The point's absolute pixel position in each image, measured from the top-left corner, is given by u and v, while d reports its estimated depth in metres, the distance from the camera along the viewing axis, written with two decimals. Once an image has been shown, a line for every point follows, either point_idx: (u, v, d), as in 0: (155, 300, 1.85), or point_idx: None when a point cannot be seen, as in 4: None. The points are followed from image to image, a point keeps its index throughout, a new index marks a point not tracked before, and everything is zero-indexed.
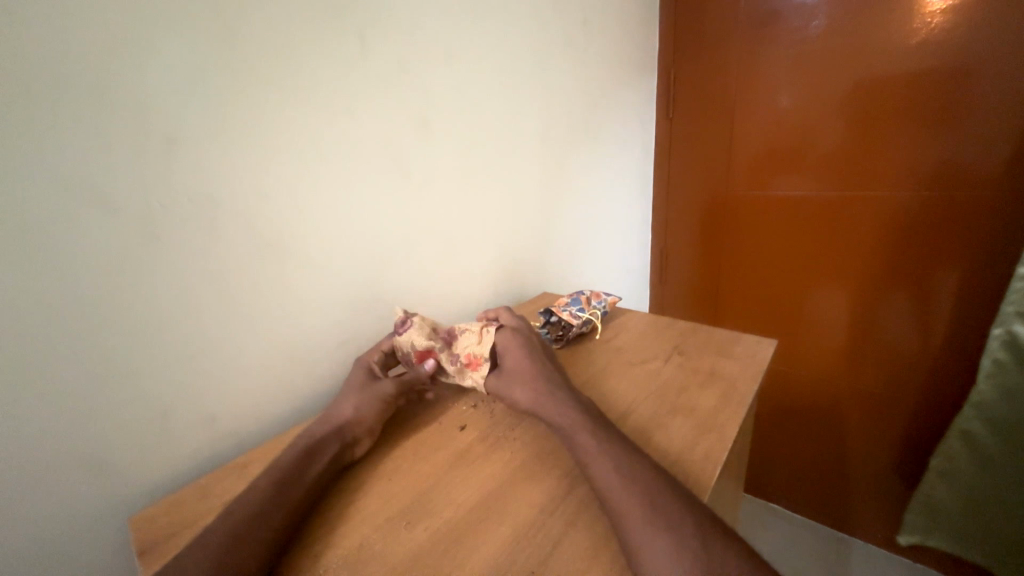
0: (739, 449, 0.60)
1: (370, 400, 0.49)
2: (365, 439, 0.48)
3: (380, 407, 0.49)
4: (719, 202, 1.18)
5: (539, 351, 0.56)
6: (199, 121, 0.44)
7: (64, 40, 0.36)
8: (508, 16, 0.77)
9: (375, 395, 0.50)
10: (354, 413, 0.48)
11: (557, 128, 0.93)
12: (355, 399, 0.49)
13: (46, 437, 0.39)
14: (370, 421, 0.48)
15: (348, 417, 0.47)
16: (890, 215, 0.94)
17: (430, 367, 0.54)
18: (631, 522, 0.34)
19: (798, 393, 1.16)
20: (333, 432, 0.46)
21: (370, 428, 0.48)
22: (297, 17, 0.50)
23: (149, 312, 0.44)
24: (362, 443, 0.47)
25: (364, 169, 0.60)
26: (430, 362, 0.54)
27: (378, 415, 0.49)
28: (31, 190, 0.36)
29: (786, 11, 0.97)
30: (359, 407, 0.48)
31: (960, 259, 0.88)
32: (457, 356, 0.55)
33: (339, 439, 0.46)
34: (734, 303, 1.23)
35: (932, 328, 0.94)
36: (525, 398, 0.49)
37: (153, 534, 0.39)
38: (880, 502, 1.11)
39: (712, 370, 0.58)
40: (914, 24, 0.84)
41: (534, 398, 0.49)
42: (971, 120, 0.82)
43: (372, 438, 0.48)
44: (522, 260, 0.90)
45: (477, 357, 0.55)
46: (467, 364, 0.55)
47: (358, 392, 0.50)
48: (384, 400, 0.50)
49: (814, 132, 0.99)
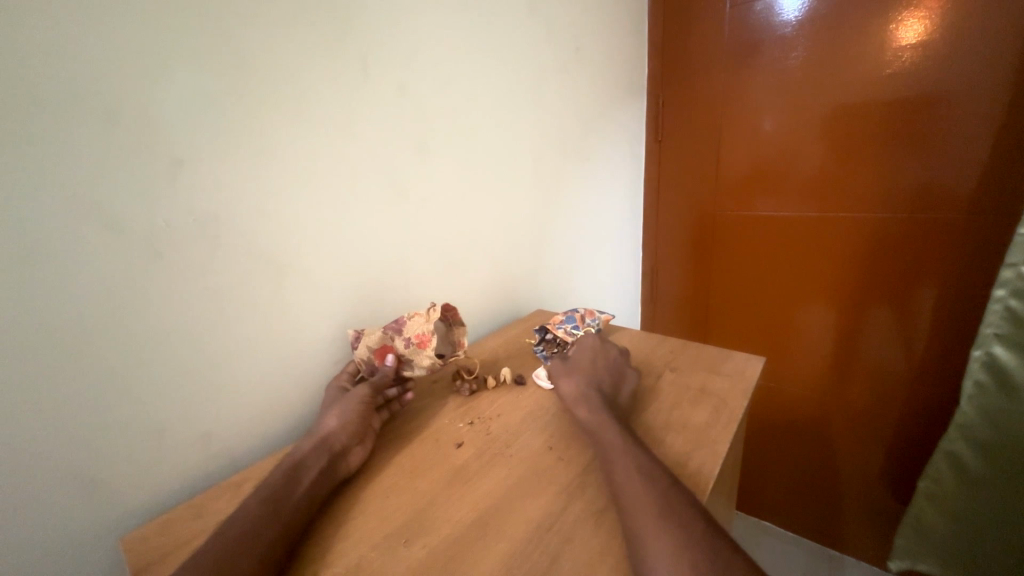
0: (731, 463, 0.60)
1: (349, 408, 0.50)
2: (355, 449, 0.48)
3: (360, 414, 0.50)
4: (708, 221, 1.21)
5: (611, 360, 0.63)
6: (201, 140, 0.46)
7: (72, 63, 0.38)
8: (504, 47, 0.80)
9: (354, 402, 0.51)
10: (337, 423, 0.48)
11: (550, 148, 0.95)
12: (334, 410, 0.50)
13: (39, 461, 0.39)
14: (354, 429, 0.49)
15: (331, 428, 0.48)
16: (872, 234, 0.97)
17: (392, 361, 0.57)
18: None
19: (791, 410, 1.17)
20: (317, 444, 0.46)
21: (355, 435, 0.48)
22: (297, 38, 0.52)
23: (149, 329, 0.44)
24: (351, 454, 0.47)
25: (363, 189, 0.61)
26: (390, 356, 0.57)
27: (360, 421, 0.50)
28: (41, 211, 0.37)
29: (768, 41, 1.02)
30: (339, 415, 0.49)
31: (940, 275, 0.91)
32: (408, 340, 0.58)
33: (326, 450, 0.46)
34: (724, 319, 1.24)
35: (916, 343, 0.96)
36: (568, 387, 0.57)
37: (150, 553, 0.39)
38: (871, 519, 1.11)
39: (702, 387, 0.59)
40: (889, 56, 0.89)
41: (575, 388, 0.56)
42: (943, 144, 0.87)
43: (362, 448, 0.48)
44: (515, 276, 0.91)
45: (426, 334, 0.57)
46: (419, 345, 0.57)
47: (338, 404, 0.51)
48: (362, 405, 0.51)
49: (797, 155, 1.03)
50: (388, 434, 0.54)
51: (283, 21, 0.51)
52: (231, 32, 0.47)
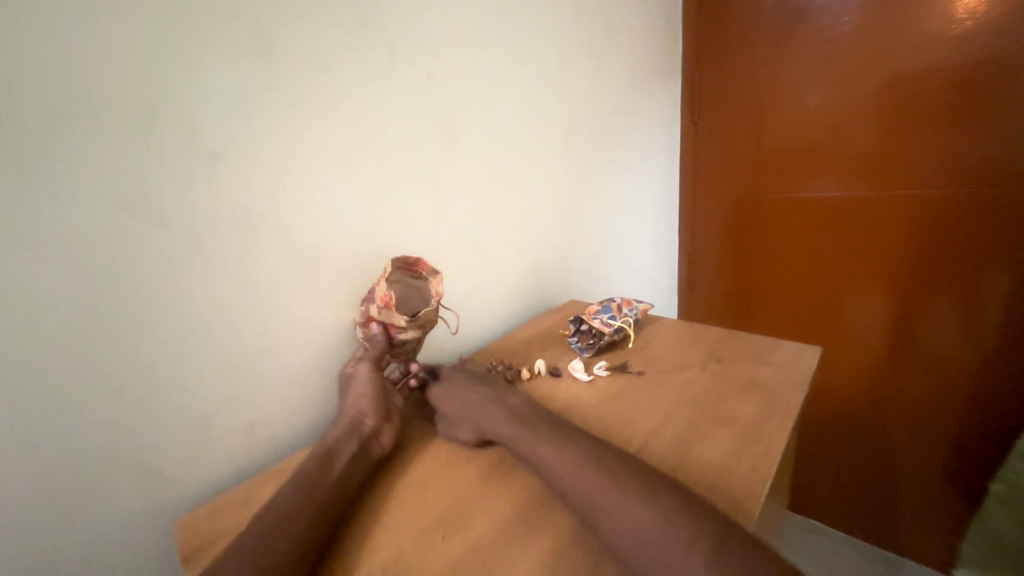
0: (784, 462, 0.56)
1: (365, 392, 0.50)
2: (385, 429, 0.48)
3: (379, 395, 0.50)
4: (749, 204, 1.14)
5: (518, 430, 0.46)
6: (237, 137, 0.46)
7: (111, 68, 0.39)
8: (535, 32, 0.78)
9: (366, 385, 0.51)
10: (357, 409, 0.48)
11: (581, 135, 0.92)
12: (351, 397, 0.50)
13: (95, 447, 0.41)
14: (378, 410, 0.48)
15: (354, 414, 0.48)
16: (934, 215, 0.89)
17: (377, 329, 0.54)
18: (662, 539, 0.33)
19: (842, 403, 1.10)
20: (345, 432, 0.46)
21: (380, 415, 0.48)
22: (326, 31, 0.52)
23: (197, 325, 0.46)
24: (384, 433, 0.48)
25: (391, 180, 0.60)
26: (371, 325, 0.55)
27: (381, 400, 0.49)
28: (92, 211, 0.39)
29: (816, 9, 0.95)
30: (358, 401, 0.49)
31: (1013, 257, 0.83)
32: (377, 304, 0.54)
33: (356, 435, 0.46)
34: (766, 309, 1.18)
35: (985, 331, 0.88)
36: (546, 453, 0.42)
37: (199, 539, 0.40)
38: (934, 520, 1.03)
39: (751, 380, 0.56)
40: (951, 17, 0.82)
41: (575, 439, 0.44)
42: (1017, 113, 0.79)
43: (391, 426, 0.48)
44: (547, 268, 0.89)
45: (387, 294, 0.54)
46: (387, 305, 0.54)
47: (352, 391, 0.51)
48: (377, 387, 0.51)
49: (847, 130, 0.96)
50: (411, 422, 0.55)
51: (312, 16, 0.51)
52: (263, 27, 0.47)
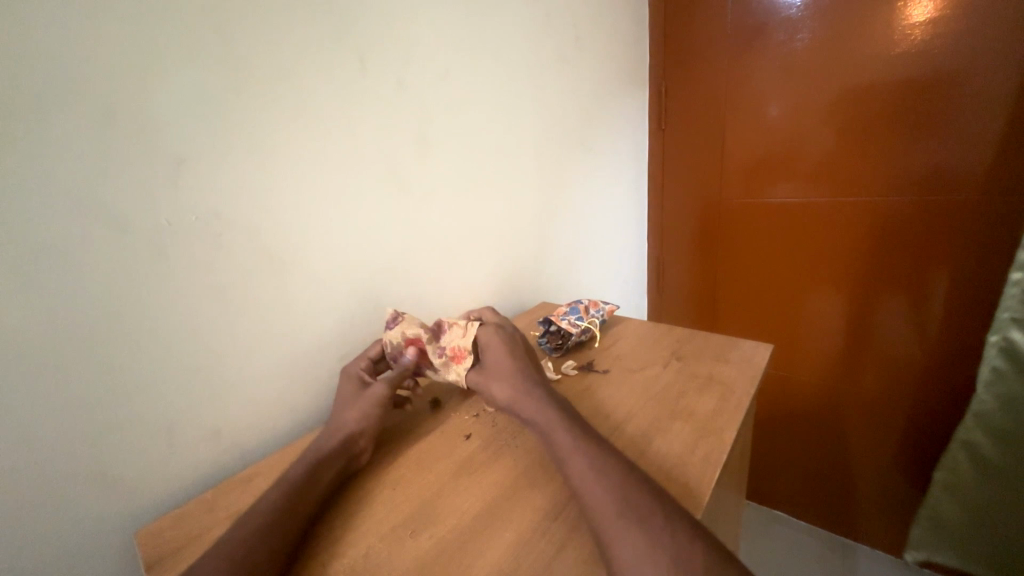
0: (740, 453, 0.60)
1: (368, 409, 0.49)
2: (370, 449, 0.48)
3: (379, 415, 0.50)
4: (716, 209, 1.19)
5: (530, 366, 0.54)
6: (202, 140, 0.46)
7: (65, 69, 0.38)
8: (504, 39, 0.80)
9: (374, 403, 0.50)
10: (356, 427, 0.48)
11: (552, 140, 0.95)
12: (355, 410, 0.49)
13: (47, 457, 0.39)
14: (371, 428, 0.49)
15: (353, 430, 0.47)
16: (881, 221, 0.96)
17: (414, 355, 0.56)
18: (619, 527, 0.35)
19: (801, 398, 1.16)
20: (339, 447, 0.46)
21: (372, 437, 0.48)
22: (294, 36, 0.52)
23: (159, 329, 0.45)
24: (366, 455, 0.48)
25: (361, 184, 0.61)
26: (413, 350, 0.56)
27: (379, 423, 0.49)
28: (45, 215, 0.38)
29: (774, 24, 1.00)
30: (361, 417, 0.48)
31: (951, 259, 0.90)
32: (443, 349, 0.56)
33: (345, 452, 0.46)
34: (731, 309, 1.23)
35: (928, 328, 0.95)
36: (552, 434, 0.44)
37: (162, 548, 0.40)
38: (885, 506, 1.10)
39: (709, 376, 0.59)
40: (898, 36, 0.87)
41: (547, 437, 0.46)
42: (955, 127, 0.85)
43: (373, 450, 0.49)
44: (518, 270, 0.91)
45: (461, 349, 0.56)
46: (452, 357, 0.56)
47: (358, 402, 0.50)
48: (382, 406, 0.50)
49: (804, 140, 1.01)
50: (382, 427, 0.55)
51: (280, 20, 0.51)
52: (227, 30, 0.47)
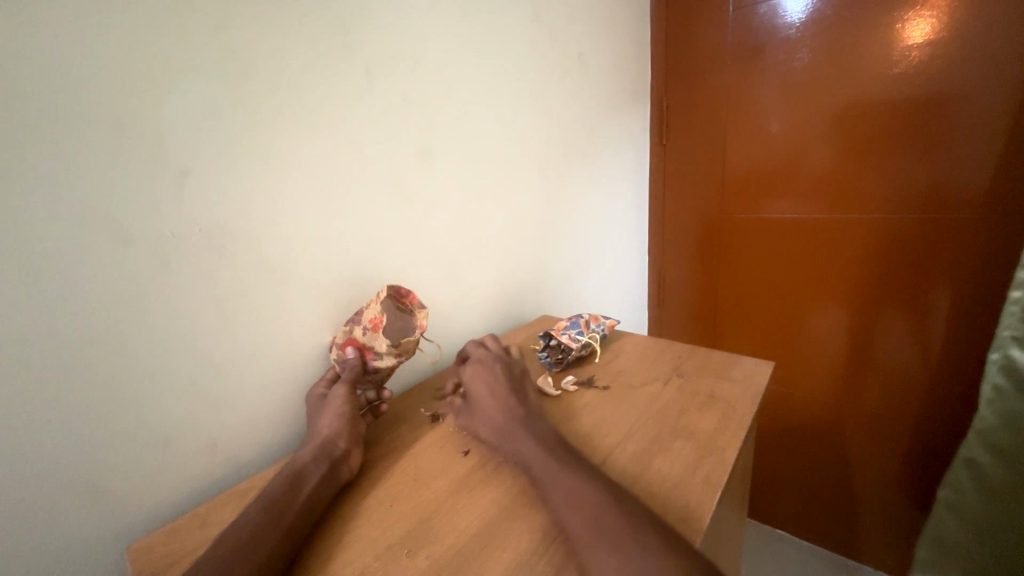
0: (741, 472, 0.59)
1: (337, 413, 0.50)
2: (354, 452, 0.48)
3: (350, 417, 0.50)
4: (716, 223, 1.19)
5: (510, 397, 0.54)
6: (207, 154, 0.47)
7: (74, 83, 0.38)
8: (508, 55, 0.81)
9: (340, 405, 0.51)
10: (330, 431, 0.48)
11: (554, 154, 0.95)
12: (324, 417, 0.50)
13: (43, 467, 0.39)
14: (350, 434, 0.49)
15: (327, 434, 0.48)
16: (881, 238, 0.96)
17: (353, 352, 0.56)
18: (618, 550, 0.34)
19: (803, 415, 1.15)
20: (317, 453, 0.45)
21: (352, 440, 0.48)
22: (301, 53, 0.53)
23: (159, 341, 0.45)
24: (352, 458, 0.47)
25: (363, 197, 0.61)
26: (350, 348, 0.56)
27: (353, 425, 0.50)
28: (50, 226, 0.38)
29: (773, 44, 1.02)
30: (333, 421, 0.49)
31: (952, 277, 0.89)
32: (364, 325, 0.57)
33: (327, 457, 0.45)
34: (732, 323, 1.22)
35: (930, 346, 0.94)
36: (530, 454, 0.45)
37: (154, 563, 0.39)
38: (887, 527, 1.08)
39: (710, 394, 0.58)
40: (896, 56, 0.88)
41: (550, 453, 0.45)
42: (954, 146, 0.86)
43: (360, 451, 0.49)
44: (519, 282, 0.91)
45: (377, 315, 0.57)
46: (372, 327, 0.56)
47: (326, 411, 0.51)
48: (349, 407, 0.51)
49: (805, 155, 1.02)
50: (376, 441, 0.55)
51: (289, 37, 0.52)
52: (235, 47, 0.48)
